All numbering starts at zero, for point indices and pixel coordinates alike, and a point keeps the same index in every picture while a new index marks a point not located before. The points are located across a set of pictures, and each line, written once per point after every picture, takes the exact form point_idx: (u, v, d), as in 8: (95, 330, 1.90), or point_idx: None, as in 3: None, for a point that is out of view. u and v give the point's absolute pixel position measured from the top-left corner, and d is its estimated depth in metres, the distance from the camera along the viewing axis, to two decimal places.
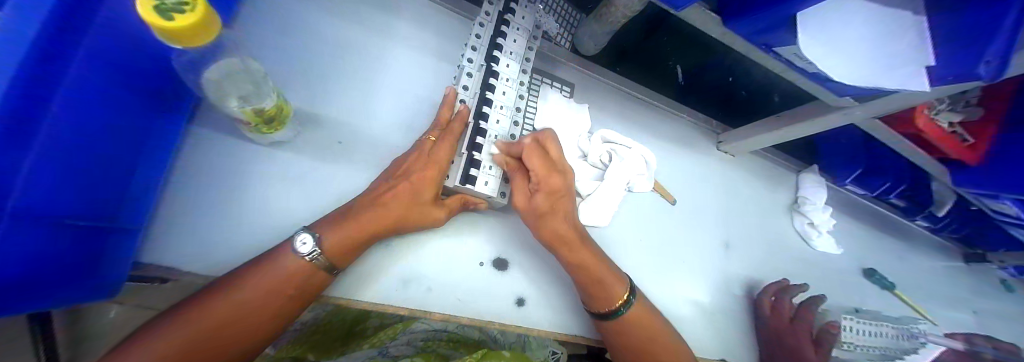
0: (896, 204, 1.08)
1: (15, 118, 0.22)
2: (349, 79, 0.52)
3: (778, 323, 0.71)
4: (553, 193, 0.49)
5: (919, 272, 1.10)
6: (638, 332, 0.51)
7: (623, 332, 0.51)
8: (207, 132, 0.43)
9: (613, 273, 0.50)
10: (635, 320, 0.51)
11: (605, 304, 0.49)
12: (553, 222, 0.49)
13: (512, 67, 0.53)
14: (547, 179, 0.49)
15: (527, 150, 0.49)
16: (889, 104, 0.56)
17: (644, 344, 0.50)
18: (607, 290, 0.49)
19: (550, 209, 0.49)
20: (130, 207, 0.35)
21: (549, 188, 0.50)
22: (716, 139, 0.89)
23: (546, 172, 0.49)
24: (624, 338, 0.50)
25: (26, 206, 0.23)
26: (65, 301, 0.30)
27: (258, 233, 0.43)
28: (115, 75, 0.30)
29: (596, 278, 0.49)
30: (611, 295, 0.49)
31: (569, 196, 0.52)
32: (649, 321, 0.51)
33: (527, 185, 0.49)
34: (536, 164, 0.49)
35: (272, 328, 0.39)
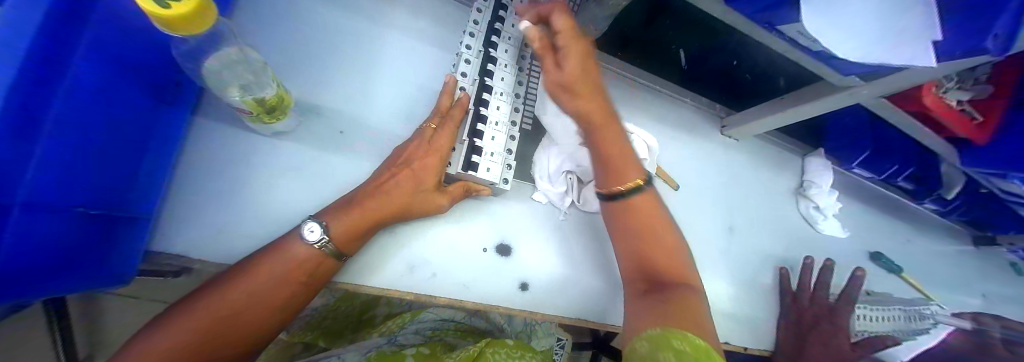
0: (903, 187, 1.06)
1: (18, 105, 0.22)
2: (349, 68, 0.52)
3: (795, 322, 0.74)
4: (575, 52, 0.46)
5: (926, 255, 1.08)
6: (642, 224, 0.48)
7: (625, 222, 0.49)
8: (212, 124, 0.43)
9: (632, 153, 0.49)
10: (641, 209, 0.49)
11: (621, 182, 0.48)
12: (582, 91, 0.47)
13: (510, 52, 0.53)
14: (570, 44, 0.46)
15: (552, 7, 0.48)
16: (895, 80, 0.55)
17: (646, 241, 0.48)
18: (622, 168, 0.48)
19: (578, 72, 0.46)
20: (140, 198, 0.36)
21: (577, 52, 0.47)
22: (719, 123, 0.88)
23: (569, 32, 0.47)
24: (640, 229, 0.48)
25: (34, 195, 0.24)
26: (85, 286, 0.31)
27: (264, 221, 0.43)
28: (116, 67, 0.31)
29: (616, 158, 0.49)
30: (625, 175, 0.48)
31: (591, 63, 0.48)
32: (655, 220, 0.49)
33: (553, 54, 0.48)
34: (561, 22, 0.47)
35: (281, 315, 0.40)
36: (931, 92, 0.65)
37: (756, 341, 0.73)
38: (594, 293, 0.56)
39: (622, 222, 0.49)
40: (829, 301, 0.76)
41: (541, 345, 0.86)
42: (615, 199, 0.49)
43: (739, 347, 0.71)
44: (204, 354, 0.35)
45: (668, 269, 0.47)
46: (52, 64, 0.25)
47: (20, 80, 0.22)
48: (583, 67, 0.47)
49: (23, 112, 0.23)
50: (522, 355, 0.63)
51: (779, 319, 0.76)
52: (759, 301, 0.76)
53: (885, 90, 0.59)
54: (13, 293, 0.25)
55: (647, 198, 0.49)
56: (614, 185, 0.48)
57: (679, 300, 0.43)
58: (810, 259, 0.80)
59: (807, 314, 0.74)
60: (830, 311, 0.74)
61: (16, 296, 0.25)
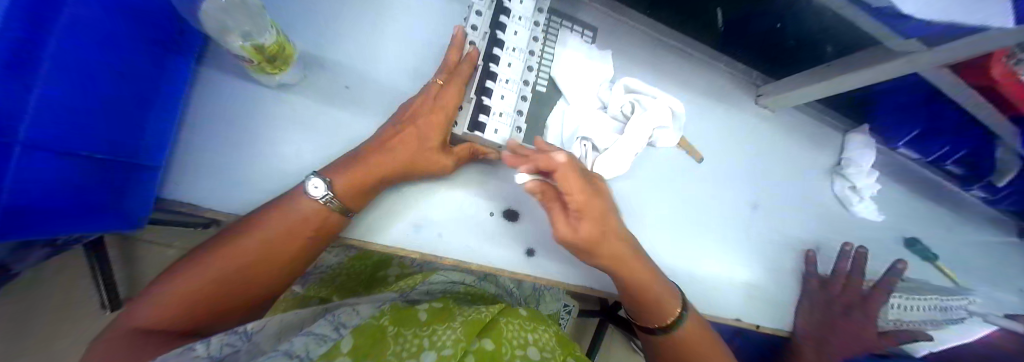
0: (950, 171, 0.97)
1: (23, 39, 0.22)
2: (353, 19, 0.49)
3: (816, 305, 0.71)
4: (585, 218, 0.43)
5: (967, 246, 1.00)
6: (692, 349, 0.53)
7: (670, 347, 0.54)
8: (217, 74, 0.42)
9: (666, 290, 0.51)
10: (687, 335, 0.53)
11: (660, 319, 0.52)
12: (602, 249, 0.45)
13: (525, 4, 0.49)
14: (582, 206, 0.42)
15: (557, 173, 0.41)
16: (964, 44, 0.48)
17: (695, 361, 0.54)
18: (661, 308, 0.51)
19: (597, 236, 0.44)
20: (149, 145, 0.37)
21: (590, 214, 0.43)
22: (756, 92, 0.80)
23: (577, 199, 0.42)
24: (679, 354, 0.54)
25: (35, 135, 0.24)
26: (94, 227, 0.32)
27: (272, 175, 0.43)
28: (115, 10, 0.30)
29: (646, 300, 0.51)
30: (663, 314, 0.52)
31: (601, 205, 0.45)
32: (703, 339, 0.54)
33: (566, 217, 0.44)
34: (573, 192, 0.42)
35: (290, 269, 0.42)
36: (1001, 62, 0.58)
37: (774, 322, 0.70)
38: None
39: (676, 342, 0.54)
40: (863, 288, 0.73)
41: (549, 309, 0.87)
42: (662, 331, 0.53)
43: (752, 325, 0.68)
44: (219, 299, 0.37)
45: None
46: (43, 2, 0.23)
47: (13, 14, 0.21)
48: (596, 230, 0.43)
49: (27, 45, 0.22)
50: (535, 328, 0.57)
51: (801, 299, 0.72)
52: (779, 281, 0.73)
53: (952, 58, 0.52)
54: (22, 228, 0.26)
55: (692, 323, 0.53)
56: (655, 322, 0.53)
57: None
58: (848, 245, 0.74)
59: (837, 303, 0.71)
60: (862, 300, 0.72)
61: (25, 232, 0.26)
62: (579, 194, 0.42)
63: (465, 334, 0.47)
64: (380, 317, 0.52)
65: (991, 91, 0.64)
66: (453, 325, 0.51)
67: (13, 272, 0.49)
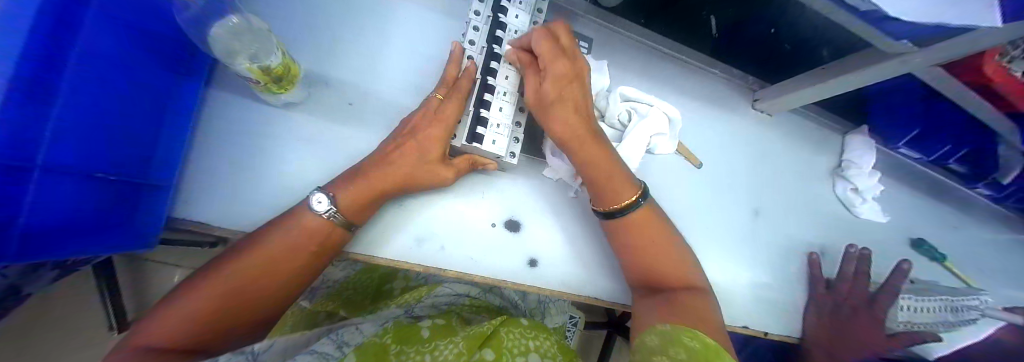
0: (953, 170, 0.96)
1: (35, 71, 0.23)
2: (355, 37, 0.51)
3: (824, 308, 0.70)
4: (560, 83, 0.46)
5: (975, 245, 0.99)
6: (652, 245, 0.48)
7: (624, 239, 0.49)
8: (226, 97, 0.44)
9: (622, 169, 0.47)
10: (644, 226, 0.48)
11: (613, 199, 0.47)
12: (561, 112, 0.46)
13: (520, 18, 0.50)
14: (554, 64, 0.45)
15: (536, 34, 0.46)
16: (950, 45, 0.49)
17: (657, 262, 0.48)
18: (616, 187, 0.47)
19: (556, 99, 0.46)
20: (161, 168, 0.38)
21: (559, 74, 0.46)
22: (752, 97, 0.81)
23: (554, 58, 0.45)
24: (633, 245, 0.48)
25: (52, 159, 0.25)
26: (109, 249, 0.33)
27: (279, 192, 0.44)
28: (126, 36, 0.31)
29: (605, 174, 0.47)
30: (618, 191, 0.47)
31: (580, 84, 0.48)
32: (664, 237, 0.49)
33: (536, 76, 0.46)
34: (546, 48, 0.45)
35: (294, 284, 0.42)
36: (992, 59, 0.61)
37: (780, 328, 0.70)
38: (602, 271, 0.55)
39: (632, 235, 0.48)
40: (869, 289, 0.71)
41: (554, 321, 0.86)
42: (616, 217, 0.48)
43: (758, 332, 0.67)
44: (224, 315, 0.37)
45: (680, 276, 0.48)
46: (63, 35, 0.25)
47: (32, 47, 0.22)
48: (559, 93, 0.46)
49: (40, 76, 0.23)
50: (537, 335, 0.57)
51: (808, 307, 0.71)
52: (785, 285, 0.72)
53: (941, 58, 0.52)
54: (42, 249, 0.27)
55: (650, 214, 0.48)
56: (609, 203, 0.47)
57: (688, 302, 0.46)
58: (850, 246, 0.74)
59: (845, 305, 0.69)
60: (870, 301, 0.70)
61: (45, 254, 0.27)
62: (554, 51, 0.45)
63: (466, 348, 0.49)
64: (383, 336, 0.52)
65: (986, 88, 0.64)
66: (454, 339, 0.52)
67: (22, 295, 0.50)
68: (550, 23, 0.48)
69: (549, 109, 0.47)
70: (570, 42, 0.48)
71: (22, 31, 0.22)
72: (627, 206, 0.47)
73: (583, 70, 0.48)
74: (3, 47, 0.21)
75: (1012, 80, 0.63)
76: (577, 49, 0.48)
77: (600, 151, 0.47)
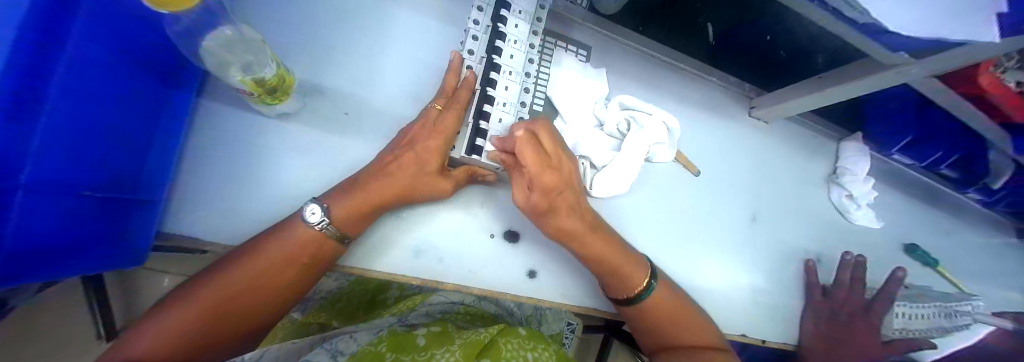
0: (945, 175, 0.97)
1: (17, 88, 0.22)
2: (352, 46, 0.50)
3: (821, 313, 0.71)
4: (551, 191, 0.45)
5: (967, 249, 1.00)
6: (663, 317, 0.51)
7: (639, 317, 0.51)
8: (219, 107, 0.43)
9: (630, 258, 0.49)
10: (658, 303, 0.51)
11: (627, 289, 0.49)
12: (556, 220, 0.46)
13: (520, 27, 0.49)
14: (540, 176, 0.44)
15: (518, 142, 0.43)
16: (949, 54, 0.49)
17: (671, 328, 0.51)
18: (626, 277, 0.49)
19: (549, 209, 0.45)
20: (152, 181, 0.37)
21: (547, 183, 0.45)
22: (748, 104, 0.81)
23: (540, 170, 0.44)
24: (648, 320, 0.51)
25: (38, 177, 0.24)
26: (96, 267, 0.32)
27: (274, 203, 0.43)
28: (114, 48, 0.30)
29: (610, 266, 0.48)
30: (630, 282, 0.49)
31: (566, 182, 0.47)
32: (678, 307, 0.52)
33: (525, 183, 0.45)
34: (530, 159, 0.44)
35: (287, 296, 0.41)
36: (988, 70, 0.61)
37: (778, 335, 0.70)
38: (599, 280, 0.55)
39: (644, 313, 0.51)
40: (864, 296, 0.72)
41: (551, 330, 0.86)
42: (630, 305, 0.50)
43: (756, 340, 0.67)
44: (215, 327, 0.37)
45: (694, 335, 0.51)
46: (47, 51, 0.24)
47: (13, 64, 0.21)
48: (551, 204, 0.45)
49: (24, 93, 0.22)
50: (534, 347, 0.56)
51: (804, 313, 0.72)
52: (781, 292, 0.73)
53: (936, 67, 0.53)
54: (32, 270, 0.26)
55: (660, 290, 0.51)
56: (622, 292, 0.49)
57: (709, 358, 0.48)
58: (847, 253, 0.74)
59: (842, 311, 0.70)
60: (865, 308, 0.70)
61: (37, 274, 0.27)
62: (540, 161, 0.44)
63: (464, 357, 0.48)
64: (377, 344, 0.52)
65: (979, 96, 0.65)
66: (451, 348, 0.51)
67: (6, 309, 0.48)
68: (528, 123, 0.45)
69: (546, 216, 0.46)
70: (554, 144, 0.46)
71: (3, 48, 0.21)
72: (639, 296, 0.49)
73: (568, 170, 0.47)
74: None
75: (1006, 91, 0.63)
76: (560, 147, 0.47)
77: (602, 243, 0.47)
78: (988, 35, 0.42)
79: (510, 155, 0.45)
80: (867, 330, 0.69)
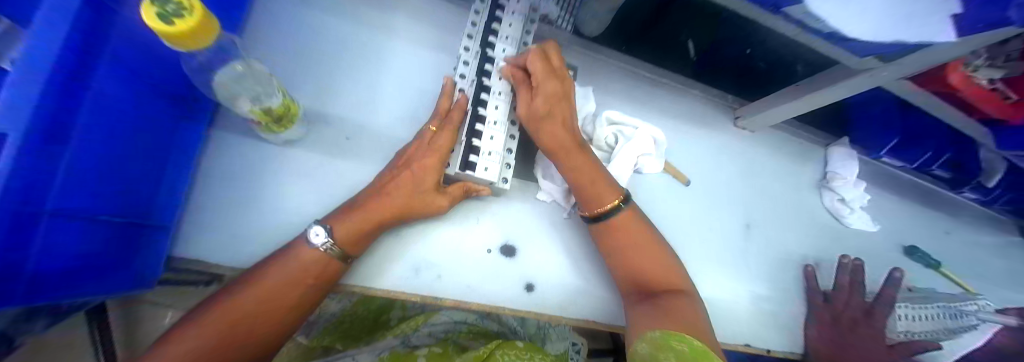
0: (936, 175, 0.98)
1: (51, 122, 0.24)
2: (353, 75, 0.54)
3: (823, 319, 0.70)
4: (552, 100, 0.50)
5: (968, 249, 1.00)
6: (631, 243, 0.50)
7: (611, 240, 0.50)
8: (228, 136, 0.46)
9: (602, 173, 0.51)
10: (629, 230, 0.50)
11: (598, 203, 0.49)
12: (551, 126, 0.49)
13: (508, 52, 0.53)
14: (542, 83, 0.49)
15: (529, 55, 0.50)
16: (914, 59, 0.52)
17: (641, 263, 0.50)
18: (597, 190, 0.50)
19: (548, 115, 0.49)
20: (162, 208, 0.39)
21: (549, 93, 0.49)
22: (733, 115, 0.85)
23: (545, 76, 0.49)
24: (620, 245, 0.50)
25: (61, 204, 0.26)
26: (106, 292, 0.33)
27: (278, 226, 0.45)
28: (132, 85, 0.33)
29: (586, 178, 0.50)
30: (601, 195, 0.50)
31: (568, 101, 0.52)
32: (652, 246, 0.50)
33: (528, 92, 0.50)
34: (537, 67, 0.49)
35: (290, 319, 0.42)
36: (958, 70, 0.62)
37: (782, 343, 0.69)
38: (596, 290, 0.56)
39: (613, 240, 0.50)
40: (865, 300, 0.72)
41: (556, 349, 0.83)
42: (602, 221, 0.50)
43: (760, 349, 0.67)
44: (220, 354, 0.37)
45: (666, 278, 0.49)
46: (73, 89, 0.26)
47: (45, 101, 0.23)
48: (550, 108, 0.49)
49: (55, 127, 0.25)
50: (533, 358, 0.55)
51: (807, 320, 0.72)
52: (782, 299, 0.72)
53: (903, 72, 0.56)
54: (58, 291, 0.28)
55: (631, 217, 0.51)
56: (594, 208, 0.50)
57: (671, 303, 0.46)
58: (844, 257, 0.75)
59: (845, 317, 0.70)
60: (867, 313, 0.70)
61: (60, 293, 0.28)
62: (545, 70, 0.50)
63: None
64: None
65: (953, 97, 0.67)
66: None
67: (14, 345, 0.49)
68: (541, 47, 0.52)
69: (538, 125, 0.49)
70: (560, 65, 0.52)
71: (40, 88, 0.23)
72: (610, 209, 0.49)
73: (571, 91, 0.53)
74: (21, 103, 0.22)
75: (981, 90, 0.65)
76: (564, 69, 0.53)
77: (585, 158, 0.50)
78: (944, 36, 0.43)
79: (520, 72, 0.51)
80: (873, 335, 0.68)
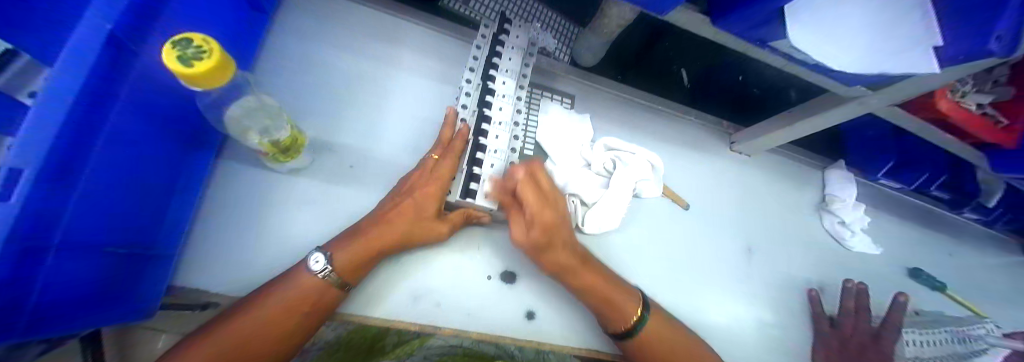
0: (935, 197, 0.99)
1: (70, 155, 0.25)
2: (360, 106, 0.56)
3: (831, 346, 0.69)
4: (548, 227, 0.48)
5: (974, 270, 0.99)
6: (659, 345, 0.50)
7: (637, 348, 0.50)
8: (235, 165, 0.47)
9: (618, 286, 0.51)
10: (652, 336, 0.50)
11: (621, 323, 0.49)
12: (553, 254, 0.48)
13: (507, 84, 0.54)
14: (540, 214, 0.48)
15: (519, 177, 0.48)
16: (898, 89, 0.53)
17: (672, 357, 0.50)
18: (616, 308, 0.49)
19: (547, 243, 0.48)
20: (165, 238, 0.39)
21: (545, 221, 0.48)
22: (729, 140, 0.86)
23: (537, 204, 0.48)
24: (649, 352, 0.50)
25: (68, 237, 0.27)
26: (105, 323, 0.33)
27: (279, 254, 0.45)
28: (145, 120, 0.34)
29: (604, 299, 0.49)
30: (620, 313, 0.49)
31: (561, 217, 0.51)
32: (674, 335, 0.51)
33: (524, 220, 0.48)
34: (532, 201, 0.48)
35: (286, 347, 0.41)
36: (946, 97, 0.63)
37: None
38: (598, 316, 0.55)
39: (640, 346, 0.50)
40: (872, 324, 0.69)
41: None
42: (627, 337, 0.50)
43: None
44: None
45: (695, 361, 0.51)
46: (91, 126, 0.27)
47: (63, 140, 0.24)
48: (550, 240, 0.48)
49: (74, 159, 0.26)
50: None
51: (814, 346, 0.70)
52: (788, 325, 0.71)
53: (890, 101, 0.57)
54: (59, 324, 0.28)
55: (653, 321, 0.51)
56: (616, 326, 0.49)
57: None
58: (849, 281, 0.74)
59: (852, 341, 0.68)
60: (874, 340, 0.67)
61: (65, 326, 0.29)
62: (539, 199, 0.48)
63: None
64: None
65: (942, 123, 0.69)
66: None
67: None
68: (527, 163, 0.51)
69: (540, 252, 0.49)
70: (549, 184, 0.51)
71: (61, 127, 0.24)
72: (632, 329, 0.49)
73: (561, 204, 0.52)
74: (36, 143, 0.22)
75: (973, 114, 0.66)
76: (554, 188, 0.51)
77: (593, 276, 0.50)
78: (927, 68, 0.41)
79: (510, 195, 0.49)
80: None
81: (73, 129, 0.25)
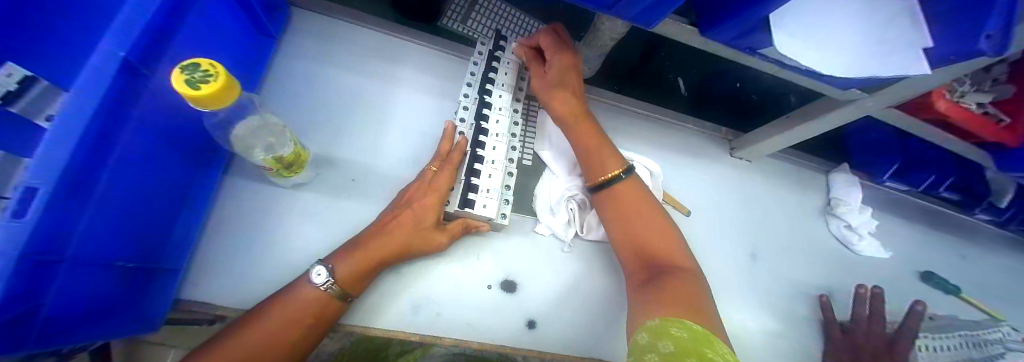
0: (945, 198, 0.97)
1: (85, 174, 0.27)
2: (362, 122, 0.58)
3: (843, 352, 0.67)
4: (565, 72, 0.54)
5: (990, 273, 0.96)
6: (632, 211, 0.50)
7: (606, 212, 0.52)
8: (241, 181, 0.49)
9: (607, 146, 0.54)
10: (625, 204, 0.51)
11: (601, 170, 0.52)
12: (561, 96, 0.54)
13: (504, 97, 0.57)
14: (555, 58, 0.55)
15: (540, 34, 0.57)
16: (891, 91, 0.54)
17: (649, 242, 0.48)
18: (598, 162, 0.53)
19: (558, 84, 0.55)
20: (173, 252, 0.41)
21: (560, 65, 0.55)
22: (729, 146, 0.87)
23: (554, 50, 0.55)
24: (619, 211, 0.50)
25: (80, 252, 0.28)
26: (112, 335, 0.34)
27: (282, 267, 0.46)
28: (155, 140, 0.36)
29: (591, 153, 0.53)
30: (602, 167, 0.53)
31: (578, 77, 0.56)
32: (659, 225, 0.50)
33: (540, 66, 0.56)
34: (547, 42, 0.55)
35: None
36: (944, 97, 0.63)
37: None
38: (599, 325, 0.54)
39: (617, 210, 0.51)
40: (887, 330, 0.67)
41: None
42: (604, 188, 0.52)
43: None
44: None
45: (672, 257, 0.48)
46: (103, 146, 0.29)
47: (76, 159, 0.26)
48: (562, 78, 0.54)
49: (87, 179, 0.27)
50: None
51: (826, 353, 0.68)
52: (796, 331, 0.70)
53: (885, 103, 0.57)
54: (66, 336, 0.29)
55: (633, 185, 0.51)
56: (597, 174, 0.52)
57: (682, 280, 0.45)
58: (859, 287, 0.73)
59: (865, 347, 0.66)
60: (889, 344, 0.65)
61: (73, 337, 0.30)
62: (555, 45, 0.55)
63: None
64: None
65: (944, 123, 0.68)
66: None
67: None
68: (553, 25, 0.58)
69: (549, 94, 0.56)
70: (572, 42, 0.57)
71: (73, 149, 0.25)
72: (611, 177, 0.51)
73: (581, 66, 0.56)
74: (50, 164, 0.24)
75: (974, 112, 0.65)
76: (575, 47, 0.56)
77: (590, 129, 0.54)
78: (917, 69, 0.42)
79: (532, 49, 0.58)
80: None
81: (87, 150, 0.27)
